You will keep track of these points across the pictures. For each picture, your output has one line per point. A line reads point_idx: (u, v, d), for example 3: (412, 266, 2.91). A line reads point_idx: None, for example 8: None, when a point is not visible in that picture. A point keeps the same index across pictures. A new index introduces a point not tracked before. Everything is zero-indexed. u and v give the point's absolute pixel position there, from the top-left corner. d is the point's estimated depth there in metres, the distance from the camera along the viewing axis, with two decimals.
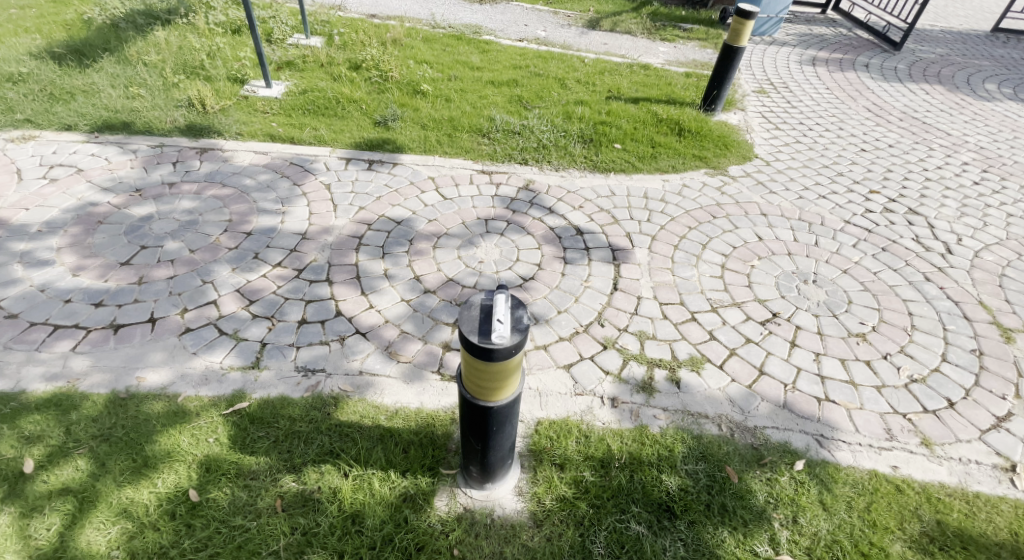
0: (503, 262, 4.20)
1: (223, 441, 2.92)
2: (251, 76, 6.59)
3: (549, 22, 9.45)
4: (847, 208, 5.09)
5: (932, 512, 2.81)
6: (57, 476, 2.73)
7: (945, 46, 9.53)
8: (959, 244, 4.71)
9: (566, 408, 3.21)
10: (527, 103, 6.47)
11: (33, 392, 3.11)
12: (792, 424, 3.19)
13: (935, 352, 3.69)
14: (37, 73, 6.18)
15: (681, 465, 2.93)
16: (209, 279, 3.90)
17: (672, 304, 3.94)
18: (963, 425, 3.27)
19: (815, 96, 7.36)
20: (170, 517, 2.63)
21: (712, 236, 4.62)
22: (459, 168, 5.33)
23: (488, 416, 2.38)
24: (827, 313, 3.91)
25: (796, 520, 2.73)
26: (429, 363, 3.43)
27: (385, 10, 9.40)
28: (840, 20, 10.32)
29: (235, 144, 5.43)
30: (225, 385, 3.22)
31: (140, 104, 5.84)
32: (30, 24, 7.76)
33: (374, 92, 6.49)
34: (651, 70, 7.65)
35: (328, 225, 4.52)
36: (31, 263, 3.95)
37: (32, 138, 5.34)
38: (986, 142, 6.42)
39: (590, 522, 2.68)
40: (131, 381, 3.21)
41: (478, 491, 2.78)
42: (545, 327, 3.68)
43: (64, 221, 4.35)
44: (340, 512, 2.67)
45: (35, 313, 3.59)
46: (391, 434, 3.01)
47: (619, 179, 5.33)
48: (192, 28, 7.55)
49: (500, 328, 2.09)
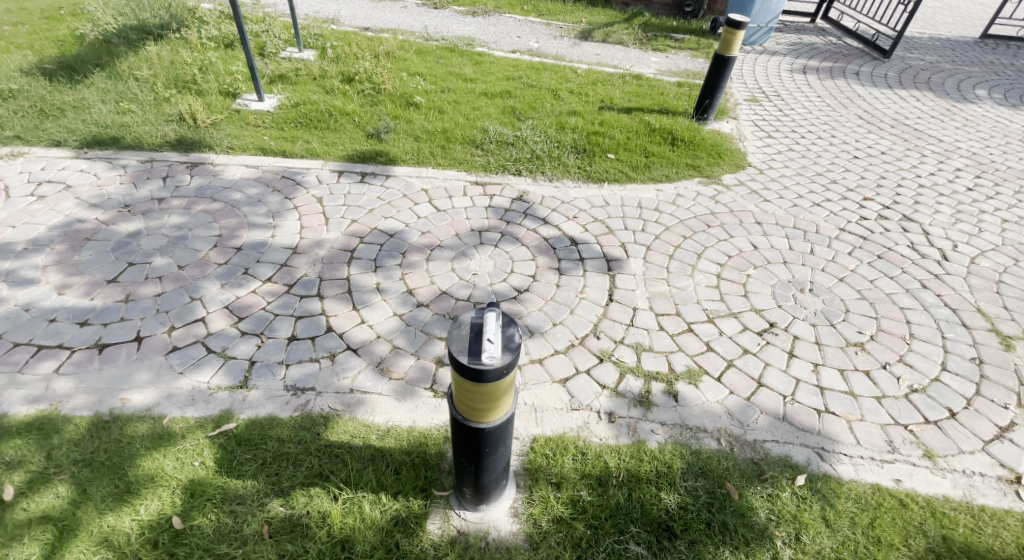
0: (497, 274, 4.14)
1: (209, 465, 2.83)
2: (244, 90, 6.55)
3: (542, 34, 9.47)
4: (842, 216, 5.06)
5: (937, 526, 2.74)
6: (37, 504, 2.64)
7: (934, 53, 9.61)
8: (955, 250, 4.69)
9: (562, 424, 3.14)
10: (520, 114, 6.46)
11: (14, 416, 3.02)
12: (792, 437, 3.13)
13: (935, 361, 3.64)
14: (27, 90, 6.14)
15: (680, 482, 2.86)
16: (197, 296, 3.83)
17: (668, 314, 3.89)
18: (965, 436, 3.21)
19: (806, 104, 7.37)
20: (152, 546, 2.54)
21: (707, 246, 4.59)
22: (452, 179, 5.29)
23: (480, 437, 2.31)
24: (825, 322, 3.86)
25: (799, 538, 2.66)
26: (422, 380, 3.35)
27: (379, 23, 9.40)
28: (830, 29, 10.39)
29: (226, 158, 5.38)
30: (212, 405, 3.14)
31: (131, 119, 5.79)
32: (22, 40, 7.73)
33: (367, 105, 6.46)
34: (643, 80, 7.66)
35: (319, 238, 4.46)
36: (15, 282, 3.87)
37: (20, 154, 5.27)
38: (978, 147, 6.43)
39: (589, 543, 2.61)
40: (115, 402, 3.12)
41: (473, 512, 2.70)
42: (540, 340, 3.62)
43: (51, 239, 4.28)
44: (329, 537, 2.59)
45: (19, 333, 3.51)
46: (382, 454, 2.93)
47: (613, 189, 5.30)
48: (184, 43, 7.53)
49: (491, 348, 2.02)
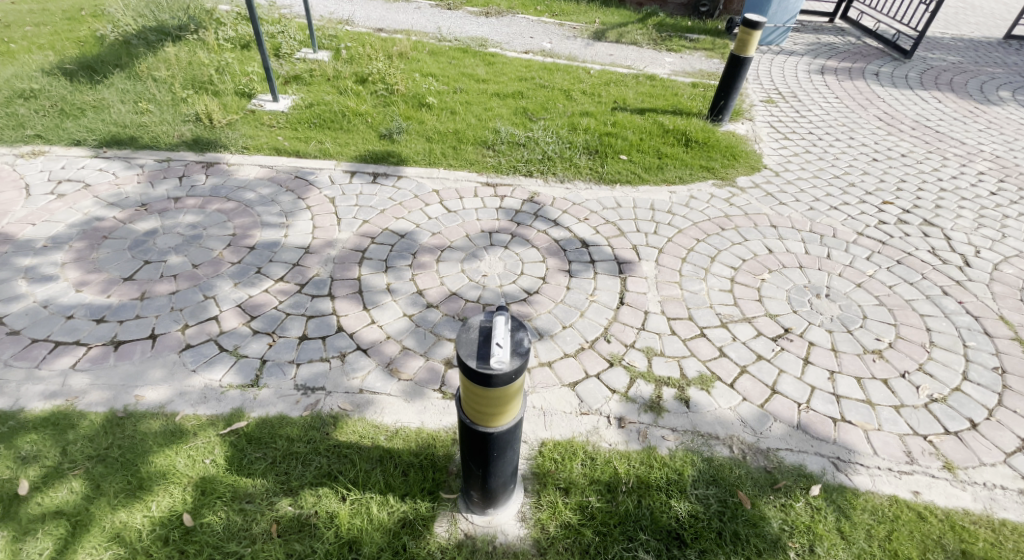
0: (506, 275, 4.12)
1: (219, 463, 2.85)
2: (259, 91, 6.60)
3: (555, 34, 9.43)
4: (859, 220, 4.97)
5: (956, 541, 2.67)
6: (51, 499, 2.67)
7: (957, 54, 9.42)
8: (977, 256, 4.58)
9: (571, 428, 3.11)
10: (531, 114, 6.43)
11: (30, 411, 3.07)
12: (806, 446, 3.07)
13: (956, 370, 3.55)
14: (48, 90, 6.24)
15: (691, 490, 2.81)
16: (210, 294, 3.86)
17: (681, 319, 3.84)
18: (987, 447, 3.13)
19: (823, 105, 7.26)
20: (163, 543, 2.55)
21: (720, 249, 4.53)
22: (464, 180, 5.28)
23: (488, 441, 2.30)
24: (841, 329, 3.79)
25: (812, 550, 2.61)
26: (430, 381, 3.34)
27: (393, 24, 9.44)
28: (849, 28, 10.22)
29: (240, 158, 5.43)
30: (223, 404, 3.15)
31: (149, 118, 5.86)
32: (45, 40, 7.88)
33: (379, 105, 6.48)
34: (657, 80, 7.59)
35: (331, 238, 4.48)
36: (34, 279, 3.93)
37: (41, 153, 5.36)
38: (1002, 150, 6.28)
39: (597, 550, 2.58)
40: (129, 399, 3.15)
41: (480, 516, 2.68)
42: (549, 343, 3.59)
43: (69, 237, 4.33)
44: (337, 537, 2.59)
45: (37, 329, 3.56)
46: (390, 455, 2.93)
47: (625, 191, 5.25)
48: (202, 44, 7.63)
49: (498, 352, 2.00)
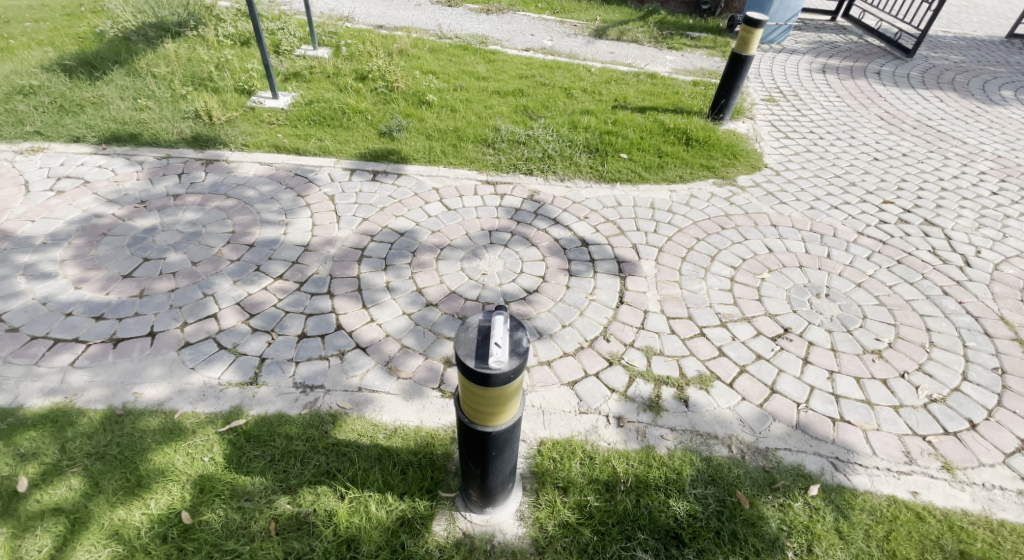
0: (506, 274, 4.12)
1: (218, 461, 2.85)
2: (258, 88, 6.59)
3: (555, 32, 9.40)
4: (860, 220, 4.96)
5: (954, 541, 2.67)
6: (50, 496, 2.67)
7: (959, 53, 9.39)
8: (978, 256, 4.57)
9: (570, 427, 3.11)
10: (532, 112, 6.42)
11: (30, 408, 3.07)
12: (806, 446, 3.07)
13: (955, 370, 3.55)
14: (48, 86, 6.23)
15: (689, 490, 2.81)
16: (209, 292, 3.85)
17: (680, 318, 3.84)
18: (985, 448, 3.13)
19: (825, 104, 7.24)
20: (161, 541, 2.55)
21: (721, 248, 4.52)
22: (464, 178, 5.28)
23: (487, 441, 2.30)
24: (841, 328, 3.79)
25: (811, 549, 2.61)
26: (429, 379, 3.34)
27: (393, 21, 9.41)
28: (851, 27, 10.20)
29: (240, 155, 5.42)
30: (222, 402, 3.15)
31: (148, 115, 5.84)
32: (43, 36, 7.85)
33: (379, 103, 6.46)
34: (658, 79, 7.57)
35: (331, 236, 4.47)
36: (33, 276, 3.92)
37: (41, 150, 5.35)
38: (1003, 150, 6.28)
39: (595, 549, 2.58)
40: (128, 397, 3.15)
41: (478, 515, 2.69)
42: (549, 342, 3.59)
43: (68, 234, 4.33)
44: (335, 536, 2.59)
45: (37, 326, 3.55)
46: (389, 453, 2.93)
47: (625, 190, 5.24)
48: (202, 40, 7.60)
49: (497, 352, 1.99)
